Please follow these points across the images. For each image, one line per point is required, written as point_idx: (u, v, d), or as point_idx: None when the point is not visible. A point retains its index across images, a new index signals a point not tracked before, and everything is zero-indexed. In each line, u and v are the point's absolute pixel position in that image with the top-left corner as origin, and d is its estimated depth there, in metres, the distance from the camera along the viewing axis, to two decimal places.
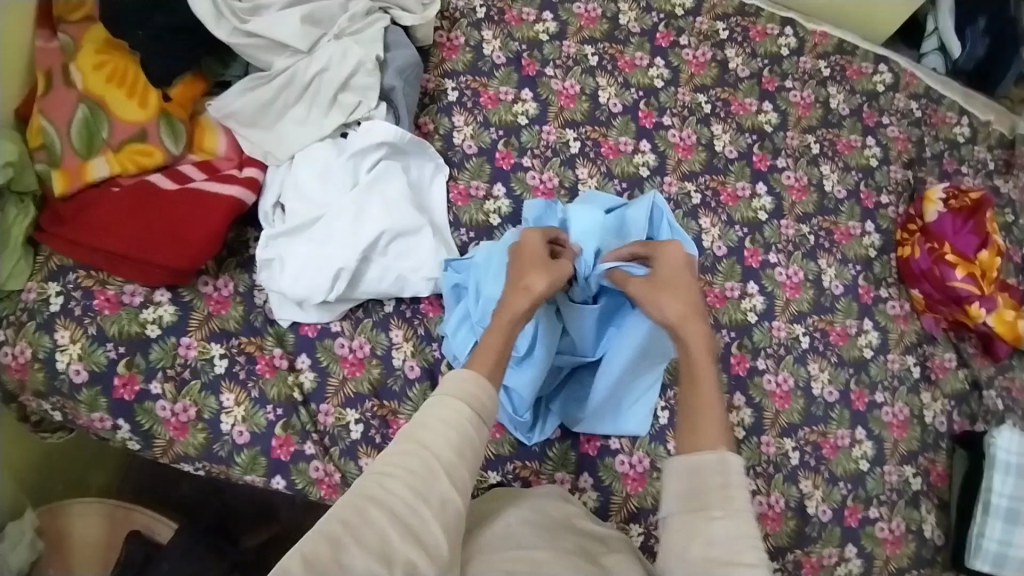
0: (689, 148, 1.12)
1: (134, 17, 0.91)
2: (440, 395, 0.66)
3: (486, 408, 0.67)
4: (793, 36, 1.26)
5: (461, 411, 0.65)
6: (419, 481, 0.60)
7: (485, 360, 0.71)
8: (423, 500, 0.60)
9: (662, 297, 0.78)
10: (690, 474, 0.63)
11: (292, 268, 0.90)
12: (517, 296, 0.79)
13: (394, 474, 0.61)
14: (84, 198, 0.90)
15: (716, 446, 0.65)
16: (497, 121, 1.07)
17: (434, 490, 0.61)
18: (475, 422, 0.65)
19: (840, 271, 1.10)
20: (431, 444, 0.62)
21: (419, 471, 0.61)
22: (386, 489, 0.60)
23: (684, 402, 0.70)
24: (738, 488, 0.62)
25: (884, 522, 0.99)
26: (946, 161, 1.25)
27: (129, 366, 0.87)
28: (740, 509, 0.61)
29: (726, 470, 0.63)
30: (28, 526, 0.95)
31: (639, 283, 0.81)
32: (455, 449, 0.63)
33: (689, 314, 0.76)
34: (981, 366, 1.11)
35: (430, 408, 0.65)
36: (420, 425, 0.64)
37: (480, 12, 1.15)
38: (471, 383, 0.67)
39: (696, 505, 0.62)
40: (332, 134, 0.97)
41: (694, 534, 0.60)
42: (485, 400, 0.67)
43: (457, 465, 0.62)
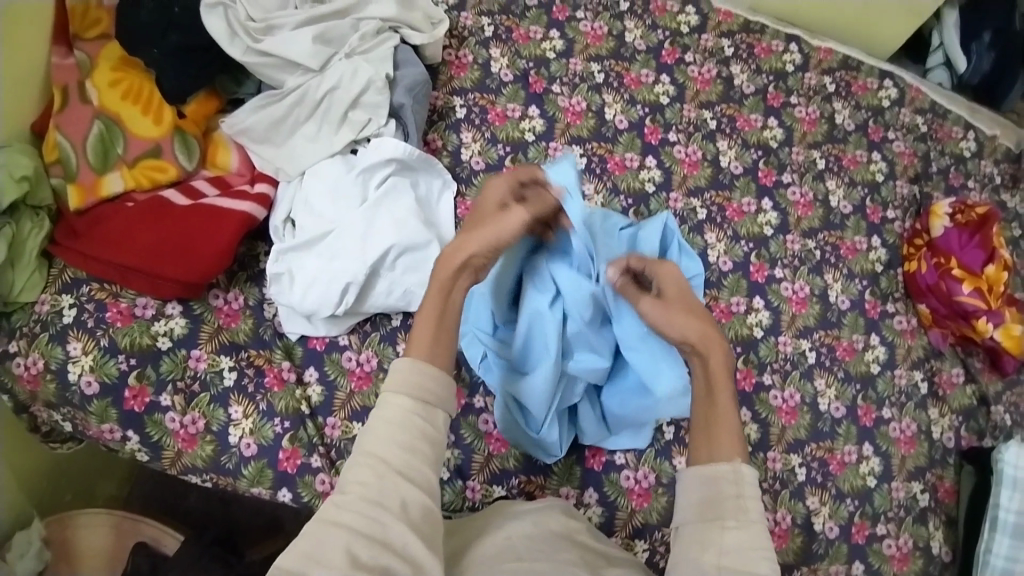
0: (695, 164, 1.13)
1: (150, 34, 0.93)
2: (385, 398, 0.70)
3: (431, 394, 0.71)
4: (797, 52, 1.27)
5: (405, 410, 0.69)
6: (374, 491, 0.66)
7: (421, 344, 0.74)
8: (381, 507, 0.65)
9: (678, 316, 0.79)
10: (708, 484, 0.69)
11: (301, 283, 0.92)
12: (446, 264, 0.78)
13: (349, 491, 0.66)
14: (98, 212, 0.91)
15: (732, 456, 0.71)
16: (504, 138, 1.09)
17: (390, 496, 0.66)
18: (421, 413, 0.70)
19: (846, 286, 1.10)
20: (381, 452, 0.67)
21: (372, 481, 0.66)
22: (343, 507, 0.65)
23: (699, 413, 0.75)
24: (752, 499, 0.69)
25: (891, 539, 0.99)
26: (952, 175, 1.25)
27: (140, 378, 0.88)
28: (753, 520, 0.67)
29: (739, 481, 0.69)
30: (35, 536, 0.97)
31: (652, 303, 0.81)
32: (405, 449, 0.68)
33: (708, 332, 0.78)
34: (989, 381, 1.11)
35: (376, 414, 0.70)
36: (369, 435, 0.68)
37: (488, 30, 1.16)
38: (411, 376, 0.71)
39: (714, 515, 0.67)
40: (342, 150, 0.99)
41: (711, 542, 0.66)
42: (428, 389, 0.71)
43: (410, 463, 0.68)
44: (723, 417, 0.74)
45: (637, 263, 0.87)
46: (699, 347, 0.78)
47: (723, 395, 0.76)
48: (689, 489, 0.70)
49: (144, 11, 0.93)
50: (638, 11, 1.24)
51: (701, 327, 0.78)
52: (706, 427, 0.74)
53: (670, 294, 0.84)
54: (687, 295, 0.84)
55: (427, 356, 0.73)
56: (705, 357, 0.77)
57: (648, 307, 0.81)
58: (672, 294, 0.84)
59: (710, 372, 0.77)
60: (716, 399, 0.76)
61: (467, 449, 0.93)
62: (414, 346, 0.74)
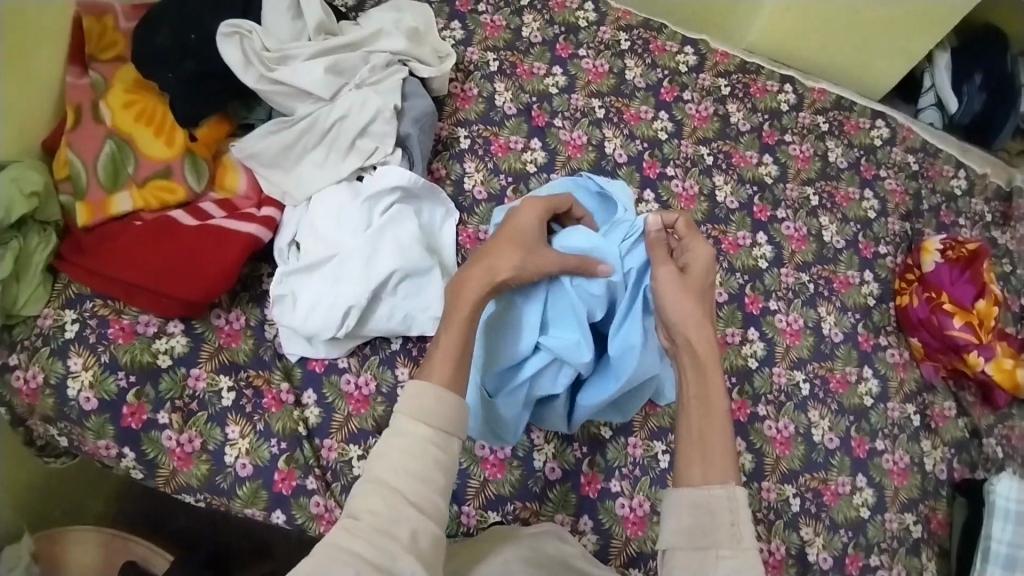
0: (691, 198, 1.16)
1: (166, 61, 0.96)
2: (402, 422, 0.68)
3: (449, 423, 0.69)
4: (792, 92, 1.32)
5: (421, 436, 0.68)
6: (386, 521, 0.64)
7: (443, 368, 0.72)
8: (391, 539, 0.63)
9: (686, 298, 0.80)
10: (699, 508, 0.68)
11: (305, 305, 0.93)
12: (477, 275, 0.79)
13: (359, 518, 0.64)
14: (106, 229, 0.93)
15: (726, 480, 0.69)
16: (506, 168, 1.12)
17: (402, 526, 0.64)
18: (437, 440, 0.68)
19: (839, 319, 1.12)
20: (394, 479, 0.66)
21: (384, 510, 0.64)
22: (354, 534, 0.63)
23: (689, 426, 0.74)
24: (746, 526, 0.67)
25: (885, 571, 0.98)
26: (943, 213, 1.28)
27: (138, 396, 0.88)
28: (746, 549, 0.65)
29: (734, 506, 0.67)
30: (24, 551, 0.96)
31: (671, 271, 0.83)
32: (418, 477, 0.66)
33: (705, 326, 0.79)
34: (981, 415, 1.12)
35: (391, 438, 0.68)
36: (384, 461, 0.67)
37: (493, 65, 1.20)
38: (429, 400, 0.69)
39: (706, 543, 0.66)
40: (348, 177, 1.02)
41: (701, 568, 0.65)
42: (445, 414, 0.69)
43: (423, 493, 0.66)
44: (717, 432, 0.73)
45: (685, 228, 0.87)
46: (699, 352, 0.78)
47: (718, 405, 0.74)
48: (679, 512, 0.68)
49: (160, 38, 0.96)
50: (638, 50, 1.28)
51: (707, 334, 0.78)
52: (698, 443, 0.72)
53: (694, 271, 0.84)
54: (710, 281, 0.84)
55: (449, 380, 0.71)
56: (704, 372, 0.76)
57: (666, 273, 0.83)
58: (696, 274, 0.83)
59: (707, 381, 0.76)
60: (712, 410, 0.74)
61: (462, 474, 0.93)
62: (433, 365, 0.72)
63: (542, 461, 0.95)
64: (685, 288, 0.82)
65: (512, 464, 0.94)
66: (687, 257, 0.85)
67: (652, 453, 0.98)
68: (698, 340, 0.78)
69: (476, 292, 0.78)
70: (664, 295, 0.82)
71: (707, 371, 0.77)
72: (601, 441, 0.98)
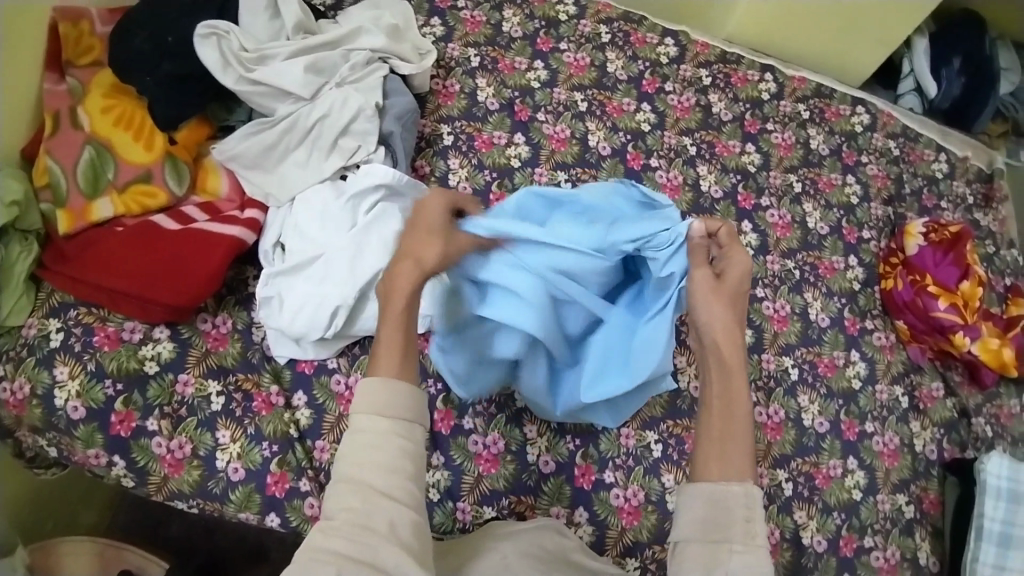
0: (676, 188, 1.16)
1: (143, 64, 0.95)
2: (362, 419, 0.67)
3: (406, 409, 0.68)
4: (772, 81, 1.33)
5: (382, 429, 0.67)
6: (362, 515, 0.63)
7: (391, 361, 0.70)
8: (370, 532, 0.63)
9: (717, 305, 0.76)
10: (714, 504, 0.67)
11: (291, 307, 0.92)
12: (404, 268, 0.74)
13: (335, 517, 0.64)
14: (88, 236, 0.92)
15: (743, 478, 0.69)
16: (491, 164, 1.12)
17: (378, 518, 0.64)
18: (400, 430, 0.67)
19: (825, 304, 1.13)
20: (362, 474, 0.65)
21: (359, 506, 0.64)
22: (332, 533, 0.63)
23: (712, 423, 0.73)
24: (760, 523, 0.67)
25: (879, 551, 0.99)
26: (925, 197, 1.29)
27: (126, 403, 0.88)
28: (760, 545, 0.66)
29: (750, 505, 0.67)
30: (19, 562, 0.94)
31: (706, 276, 0.77)
32: (386, 468, 0.65)
33: (737, 337, 0.75)
34: (968, 395, 1.13)
35: (353, 436, 0.67)
36: (350, 459, 0.66)
37: (474, 61, 1.20)
38: (384, 393, 0.68)
39: (719, 537, 0.66)
40: (331, 176, 1.01)
41: (715, 563, 0.65)
42: (402, 403, 0.68)
43: (394, 483, 0.65)
44: (738, 434, 0.72)
45: (727, 235, 0.81)
46: (723, 356, 0.75)
47: (740, 409, 0.73)
48: (694, 506, 0.68)
49: (137, 42, 0.95)
50: (619, 42, 1.29)
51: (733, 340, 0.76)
52: (721, 441, 0.72)
53: (728, 275, 0.78)
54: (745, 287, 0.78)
55: (400, 370, 0.70)
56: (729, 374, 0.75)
57: (701, 277, 0.78)
58: (733, 280, 0.78)
59: (730, 384, 0.74)
60: (733, 413, 0.73)
61: (456, 470, 0.92)
62: (380, 362, 0.71)
63: (535, 454, 0.95)
64: (714, 294, 0.77)
65: (505, 458, 0.94)
66: (724, 263, 0.79)
67: (644, 443, 0.98)
68: (726, 348, 0.75)
69: (409, 284, 0.73)
70: (695, 300, 0.77)
71: (732, 377, 0.74)
72: (593, 433, 0.98)
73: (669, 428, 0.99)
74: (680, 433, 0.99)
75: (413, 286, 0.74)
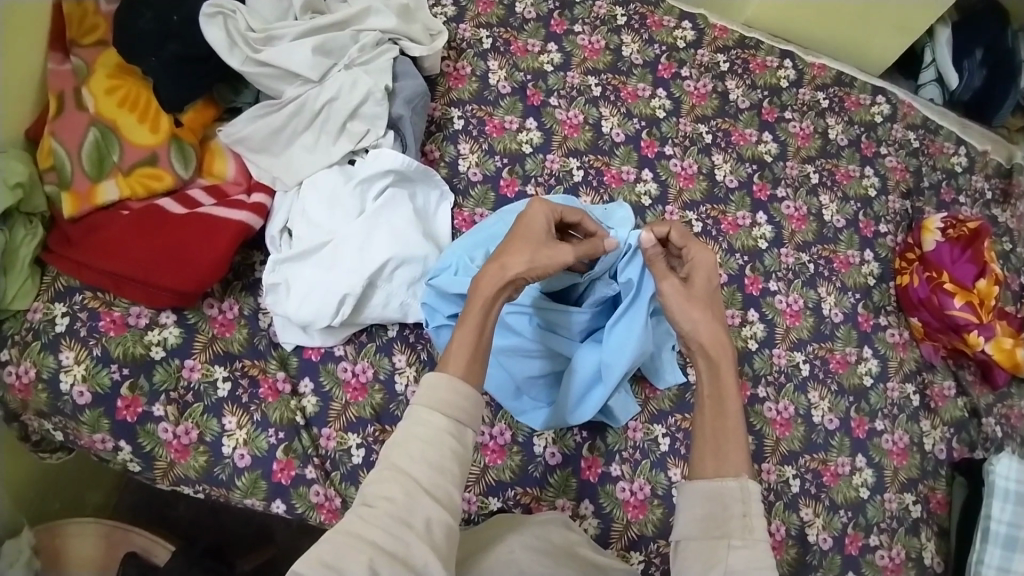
0: (690, 178, 1.14)
1: (148, 43, 0.93)
2: (417, 412, 0.67)
3: (465, 413, 0.68)
4: (792, 68, 1.29)
5: (438, 426, 0.66)
6: (402, 509, 0.63)
7: (459, 359, 0.70)
8: (406, 527, 0.62)
9: (697, 311, 0.78)
10: (711, 499, 0.67)
11: (298, 294, 0.91)
12: (490, 273, 0.75)
13: (374, 505, 0.63)
14: (93, 220, 0.91)
15: (739, 473, 0.69)
16: (502, 149, 1.09)
17: (415, 514, 0.63)
18: (453, 430, 0.67)
19: (839, 299, 1.11)
20: (409, 468, 0.65)
21: (400, 499, 0.63)
22: (369, 521, 0.63)
23: (705, 421, 0.73)
24: (758, 517, 0.67)
25: (884, 549, 0.99)
26: (944, 190, 1.26)
27: (132, 389, 0.87)
28: (759, 539, 0.65)
29: (746, 498, 0.67)
30: (24, 544, 0.95)
31: (676, 285, 0.80)
32: (433, 466, 0.65)
33: (720, 334, 0.77)
34: (980, 394, 1.12)
35: (406, 427, 0.66)
36: (399, 449, 0.66)
37: (486, 42, 1.17)
38: (447, 392, 0.67)
39: (719, 533, 0.66)
40: (339, 161, 0.99)
41: (714, 559, 0.65)
42: (461, 405, 0.67)
43: (438, 483, 0.65)
44: (732, 429, 0.72)
45: (679, 238, 0.85)
46: (709, 349, 0.76)
47: (732, 404, 0.73)
48: (691, 504, 0.68)
49: (143, 21, 0.93)
50: (635, 25, 1.25)
51: (717, 330, 0.77)
52: (715, 437, 0.71)
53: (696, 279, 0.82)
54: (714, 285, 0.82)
55: (466, 370, 0.69)
56: (718, 365, 0.76)
57: (670, 287, 0.80)
58: (701, 283, 0.81)
59: (719, 378, 0.75)
60: (726, 408, 0.73)
61: None
62: (450, 357, 0.70)
63: (542, 445, 0.95)
64: (691, 299, 0.79)
65: (512, 449, 0.94)
66: (690, 266, 0.83)
67: (652, 437, 0.97)
68: (713, 344, 0.76)
69: (492, 292, 0.74)
70: (673, 311, 0.79)
71: (720, 368, 0.75)
72: (601, 425, 0.97)
73: (677, 422, 0.99)
74: (689, 428, 0.98)
75: (494, 292, 0.74)
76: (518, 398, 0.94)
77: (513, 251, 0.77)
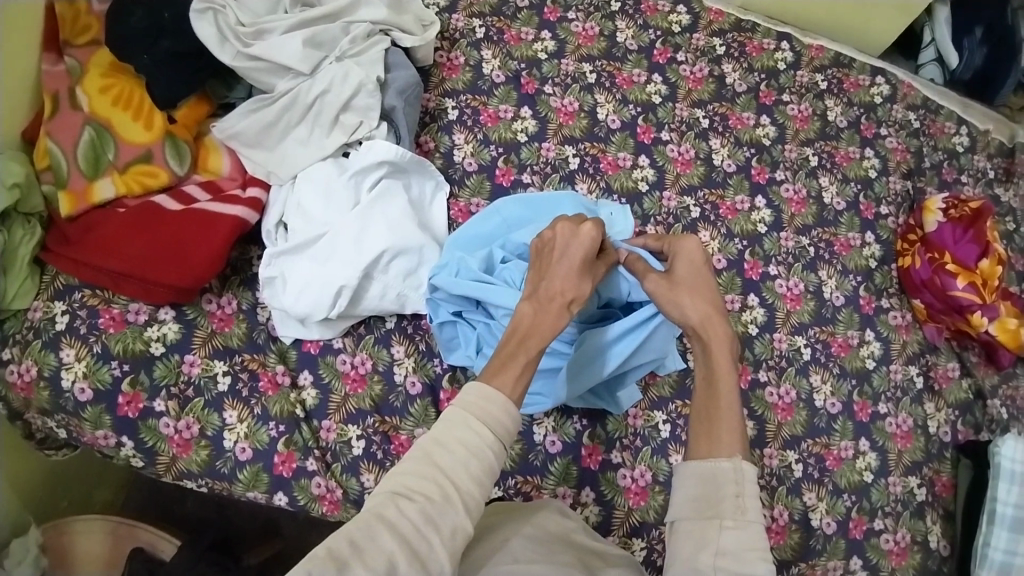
0: (688, 163, 1.13)
1: (139, 42, 0.93)
2: (467, 418, 0.65)
3: (508, 435, 0.67)
4: (789, 50, 1.28)
5: (486, 440, 0.64)
6: (435, 509, 0.61)
7: (508, 378, 0.69)
8: (435, 526, 0.60)
9: (683, 296, 0.79)
10: (705, 480, 0.66)
11: (295, 286, 0.91)
12: (553, 311, 0.77)
13: (407, 498, 0.61)
14: (90, 217, 0.91)
15: (732, 453, 0.68)
16: (497, 139, 1.09)
17: (445, 519, 0.61)
18: (496, 448, 0.65)
19: (840, 282, 1.10)
20: (449, 470, 0.63)
21: (435, 498, 0.61)
22: (400, 513, 0.60)
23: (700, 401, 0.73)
24: (752, 498, 0.65)
25: (889, 533, 0.98)
26: (945, 171, 1.25)
27: (133, 384, 0.88)
28: (752, 520, 0.63)
29: (740, 479, 0.65)
30: (32, 543, 0.97)
31: (658, 279, 0.82)
32: (473, 477, 0.63)
33: (712, 315, 0.78)
34: (985, 375, 1.11)
35: (452, 429, 0.64)
36: (443, 448, 0.63)
37: (480, 32, 1.17)
38: (499, 408, 0.66)
39: (710, 513, 0.64)
40: (333, 154, 0.99)
41: (704, 541, 0.62)
42: (508, 425, 0.66)
43: (472, 494, 0.63)
44: (725, 411, 0.71)
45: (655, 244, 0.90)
46: (700, 331, 0.77)
47: (724, 383, 0.73)
48: (685, 485, 0.67)
49: (134, 18, 0.93)
50: (629, 11, 1.24)
51: (700, 306, 0.78)
52: (706, 418, 0.71)
53: (679, 268, 0.83)
54: (701, 272, 0.82)
55: (515, 395, 0.69)
56: (708, 346, 0.76)
57: (652, 284, 0.82)
58: (684, 271, 0.83)
59: (711, 359, 0.75)
60: (717, 384, 0.73)
61: None
62: (501, 375, 0.70)
63: (542, 434, 0.95)
64: (675, 287, 0.81)
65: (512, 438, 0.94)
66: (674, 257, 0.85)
67: (653, 424, 0.97)
68: (704, 328, 0.77)
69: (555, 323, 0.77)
70: (660, 304, 0.80)
71: (711, 348, 0.76)
72: (601, 413, 0.97)
73: (678, 408, 0.98)
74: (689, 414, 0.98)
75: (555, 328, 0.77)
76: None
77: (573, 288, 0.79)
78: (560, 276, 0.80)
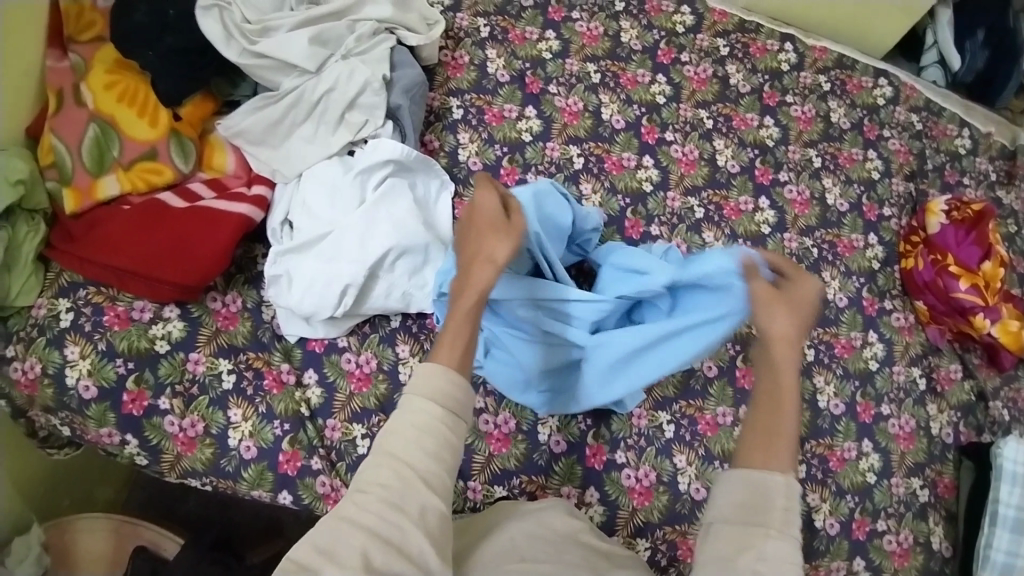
0: (692, 163, 1.13)
1: (145, 37, 0.93)
2: (410, 400, 0.65)
3: (458, 402, 0.66)
4: (792, 52, 1.28)
5: (434, 415, 0.64)
6: (398, 496, 0.62)
7: (450, 352, 0.68)
8: (400, 512, 0.61)
9: (775, 311, 0.74)
10: (754, 487, 0.66)
11: (300, 285, 0.91)
12: (481, 270, 0.75)
13: (369, 490, 0.62)
14: (95, 214, 0.91)
15: (784, 470, 0.67)
16: (502, 138, 1.09)
17: (410, 501, 0.62)
18: (449, 421, 0.65)
19: (843, 283, 1.10)
20: (404, 455, 0.63)
21: (395, 485, 0.62)
22: (363, 506, 0.61)
23: (758, 412, 0.71)
24: (798, 516, 0.65)
25: (891, 534, 0.99)
26: (948, 173, 1.25)
27: (138, 382, 0.87)
28: (795, 535, 0.63)
29: (789, 495, 0.65)
30: (33, 542, 0.97)
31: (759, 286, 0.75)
32: (429, 454, 0.63)
33: (790, 339, 0.73)
34: (986, 376, 1.12)
35: (400, 414, 0.65)
36: (393, 434, 0.64)
37: (484, 31, 1.16)
38: (439, 379, 0.66)
39: (758, 520, 0.63)
40: (339, 152, 0.99)
41: (747, 545, 0.62)
42: (455, 394, 0.65)
43: (433, 470, 0.63)
44: (782, 434, 0.69)
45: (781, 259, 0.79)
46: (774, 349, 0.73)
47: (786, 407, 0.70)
48: (731, 489, 0.66)
49: (140, 14, 0.93)
50: (634, 11, 1.25)
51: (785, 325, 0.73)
52: (761, 433, 0.69)
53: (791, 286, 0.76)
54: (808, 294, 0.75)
55: (458, 363, 0.68)
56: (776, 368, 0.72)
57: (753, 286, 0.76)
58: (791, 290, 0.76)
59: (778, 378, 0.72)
60: (780, 409, 0.70)
61: (467, 450, 0.92)
62: (440, 348, 0.69)
63: (546, 433, 0.95)
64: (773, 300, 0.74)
65: (517, 437, 0.94)
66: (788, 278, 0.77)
67: (657, 423, 0.97)
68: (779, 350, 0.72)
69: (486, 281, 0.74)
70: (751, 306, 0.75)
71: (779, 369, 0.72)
72: (606, 413, 0.98)
73: (682, 408, 0.99)
74: (693, 414, 0.98)
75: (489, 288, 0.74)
76: (528, 393, 0.94)
77: (495, 244, 0.76)
78: (475, 238, 0.77)
